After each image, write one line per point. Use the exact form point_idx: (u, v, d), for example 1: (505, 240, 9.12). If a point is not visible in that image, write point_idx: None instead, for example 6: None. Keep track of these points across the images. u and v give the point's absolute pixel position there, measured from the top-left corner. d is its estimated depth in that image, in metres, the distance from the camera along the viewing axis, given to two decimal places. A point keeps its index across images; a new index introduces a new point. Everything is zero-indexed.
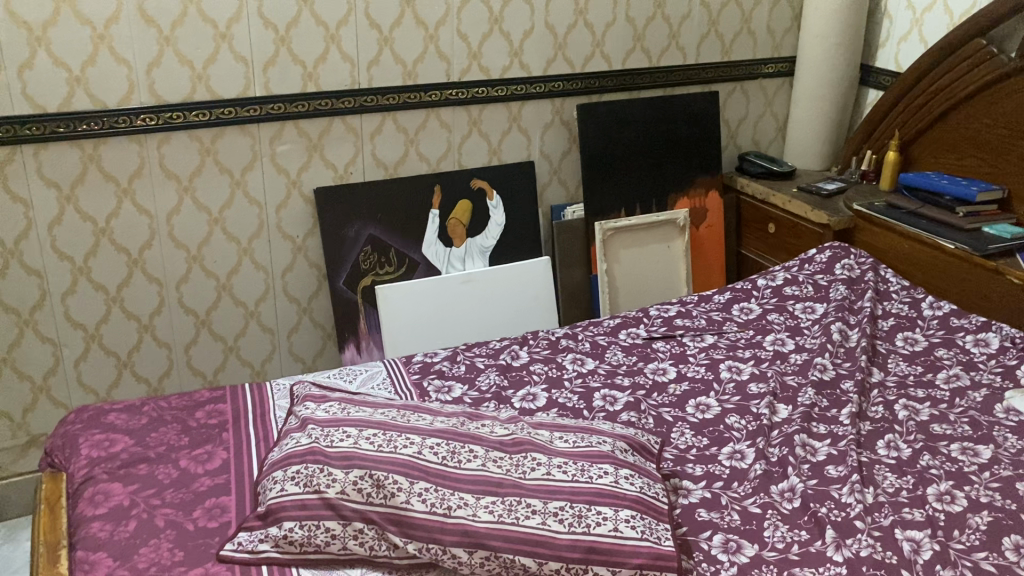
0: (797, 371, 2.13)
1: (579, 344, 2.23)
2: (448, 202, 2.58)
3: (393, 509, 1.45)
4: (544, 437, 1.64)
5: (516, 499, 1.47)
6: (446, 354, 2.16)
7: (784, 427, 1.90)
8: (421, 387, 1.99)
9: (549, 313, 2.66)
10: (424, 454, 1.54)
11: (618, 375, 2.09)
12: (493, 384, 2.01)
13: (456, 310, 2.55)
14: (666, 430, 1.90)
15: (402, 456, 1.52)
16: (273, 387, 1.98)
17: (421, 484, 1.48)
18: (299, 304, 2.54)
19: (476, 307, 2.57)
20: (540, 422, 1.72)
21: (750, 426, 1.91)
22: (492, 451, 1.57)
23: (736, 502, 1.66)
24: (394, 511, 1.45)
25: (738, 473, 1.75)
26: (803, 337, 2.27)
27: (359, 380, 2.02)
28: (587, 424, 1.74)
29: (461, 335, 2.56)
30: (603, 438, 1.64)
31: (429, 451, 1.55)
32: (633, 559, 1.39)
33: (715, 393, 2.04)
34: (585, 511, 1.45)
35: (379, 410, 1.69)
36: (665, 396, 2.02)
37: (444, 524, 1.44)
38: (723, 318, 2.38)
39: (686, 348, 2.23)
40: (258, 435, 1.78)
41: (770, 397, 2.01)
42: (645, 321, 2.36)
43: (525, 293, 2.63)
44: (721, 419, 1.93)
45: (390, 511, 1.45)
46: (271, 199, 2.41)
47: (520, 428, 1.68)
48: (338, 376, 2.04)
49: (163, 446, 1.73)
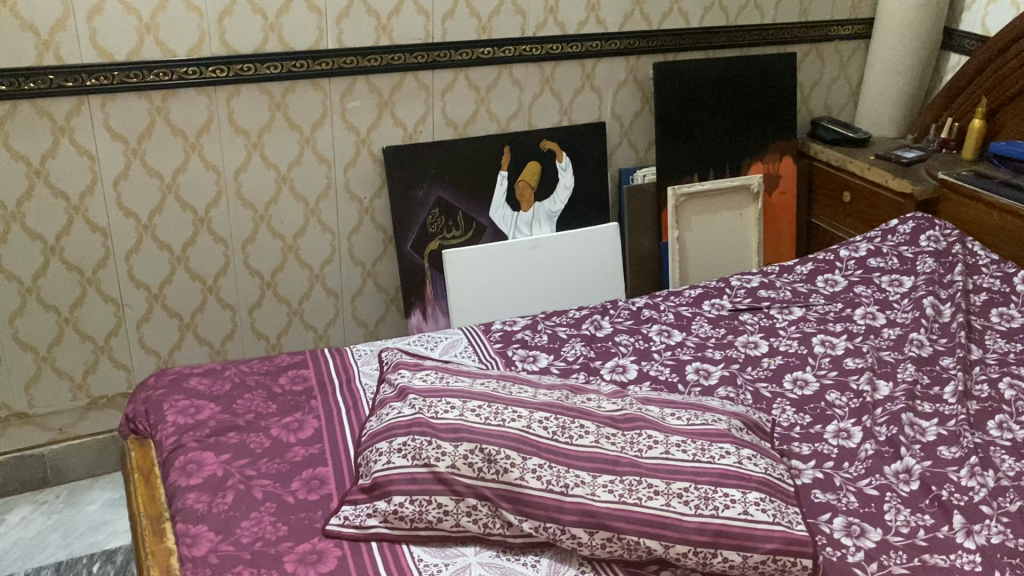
0: (892, 346, 2.05)
1: (663, 315, 2.13)
2: (518, 163, 2.49)
3: (508, 486, 1.39)
4: (656, 413, 1.56)
5: (635, 478, 1.40)
6: (527, 322, 2.06)
7: (888, 406, 1.83)
8: (507, 357, 1.90)
9: (620, 282, 2.58)
10: (534, 428, 1.47)
11: (708, 348, 2.01)
12: (580, 354, 1.93)
13: (525, 280, 2.47)
14: (766, 406, 1.83)
15: (511, 430, 1.45)
16: (354, 354, 1.91)
17: (535, 459, 1.41)
18: (364, 267, 2.47)
19: (544, 278, 2.49)
20: (646, 395, 1.63)
21: (851, 404, 1.84)
22: (604, 427, 1.50)
23: (850, 483, 1.60)
24: (509, 487, 1.39)
25: (848, 452, 1.69)
26: (893, 311, 2.18)
27: (441, 347, 1.94)
28: (693, 399, 1.65)
29: (528, 307, 2.48)
30: (716, 416, 1.56)
31: (539, 425, 1.47)
32: (766, 544, 1.32)
33: (811, 367, 1.97)
34: (712, 493, 1.37)
35: (478, 379, 1.61)
36: (760, 370, 1.96)
37: (563, 503, 1.37)
38: (809, 290, 2.29)
39: (775, 320, 2.15)
40: (347, 402, 1.71)
41: (867, 373, 1.94)
42: (728, 291, 2.27)
43: (594, 264, 2.54)
44: (822, 396, 1.87)
45: (504, 487, 1.39)
46: (340, 157, 2.32)
47: (628, 400, 1.60)
48: (419, 342, 1.96)
49: (251, 414, 1.65)
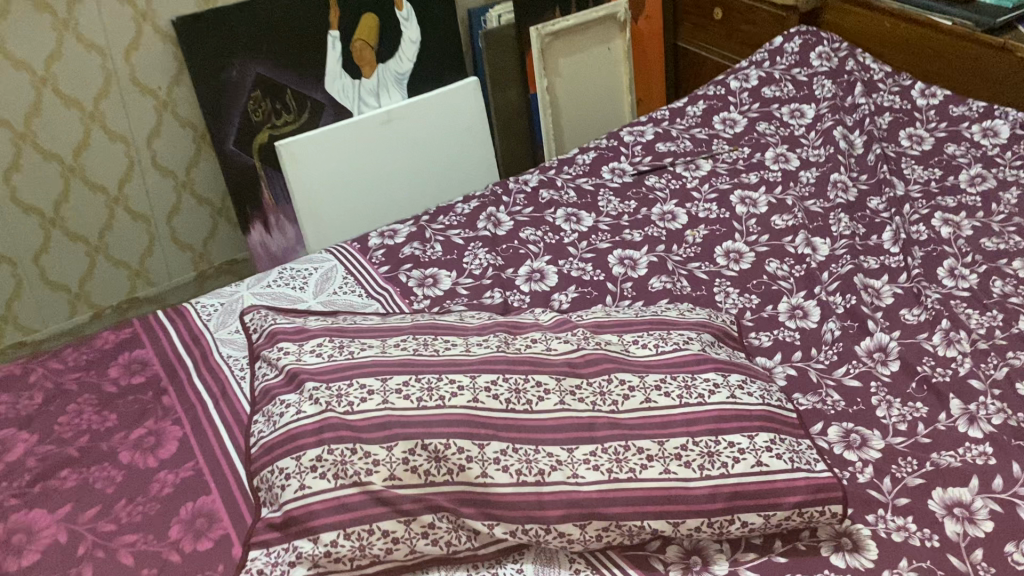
0: (815, 193, 1.83)
1: (564, 196, 1.80)
2: (350, 19, 2.00)
3: (466, 488, 1.08)
4: (618, 344, 1.27)
5: (619, 443, 1.12)
6: (410, 233, 1.69)
7: (834, 268, 1.63)
8: (400, 286, 1.54)
9: (489, 150, 2.22)
10: (482, 400, 1.14)
11: (625, 230, 1.71)
12: (487, 264, 1.59)
13: (382, 167, 2.07)
14: (708, 291, 1.58)
15: (455, 410, 1.12)
16: (202, 313, 1.48)
17: (494, 445, 1.10)
18: (176, 178, 1.99)
19: (404, 162, 2.10)
20: (596, 319, 1.33)
21: (795, 273, 1.62)
22: (564, 378, 1.19)
23: (827, 376, 1.41)
24: (472, 488, 1.08)
25: (812, 337, 1.49)
26: (803, 149, 1.96)
27: (313, 285, 1.54)
28: (647, 311, 1.37)
29: (390, 200, 2.10)
30: (686, 333, 1.29)
31: (487, 394, 1.15)
32: (790, 498, 1.10)
33: (740, 234, 1.72)
34: (715, 446, 1.12)
35: (389, 338, 1.25)
36: (687, 247, 1.68)
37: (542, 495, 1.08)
38: (709, 135, 2.02)
39: (685, 182, 1.86)
40: (213, 391, 1.31)
41: (801, 231, 1.72)
42: (624, 150, 1.96)
43: (457, 136, 2.17)
44: (762, 268, 1.63)
45: (462, 490, 1.08)
46: (116, 40, 1.80)
47: (578, 331, 1.29)
48: (282, 282, 1.55)
49: (85, 436, 1.23)
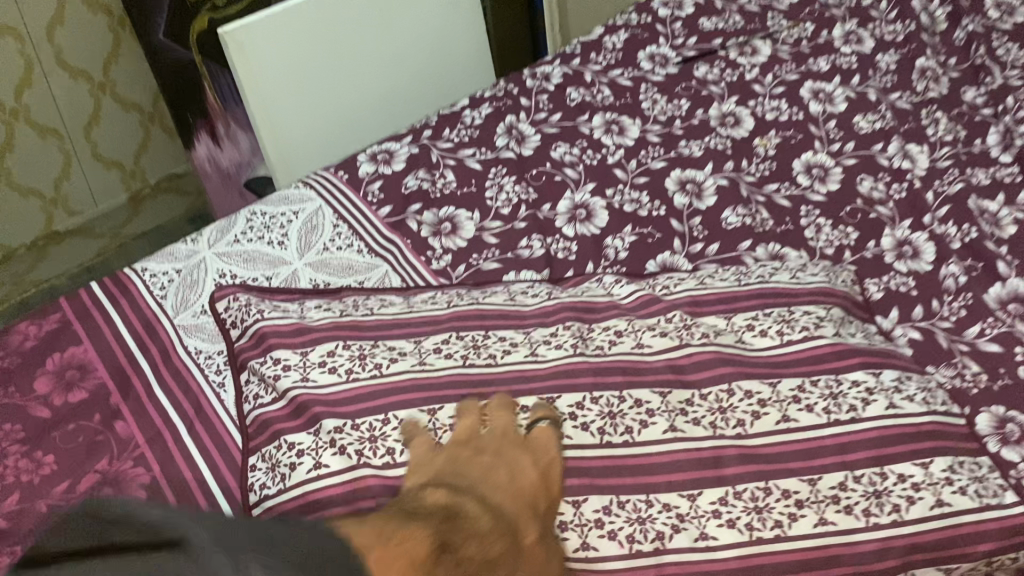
0: (899, 83, 1.50)
1: (598, 95, 1.46)
2: None
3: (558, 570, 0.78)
4: (729, 332, 0.98)
5: (757, 485, 0.84)
6: (407, 158, 1.31)
7: (939, 185, 1.33)
8: (411, 235, 1.20)
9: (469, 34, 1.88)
10: (569, 433, 0.84)
11: (680, 141, 1.37)
12: (516, 197, 1.25)
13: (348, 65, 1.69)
14: (794, 222, 1.26)
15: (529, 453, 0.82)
16: (154, 287, 1.13)
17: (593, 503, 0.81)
18: (90, 83, 1.79)
19: (378, 55, 1.72)
20: (691, 293, 1.04)
21: (896, 196, 1.32)
22: (669, 392, 0.90)
23: (959, 339, 1.13)
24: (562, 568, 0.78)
25: (930, 283, 1.20)
26: (875, 24, 1.62)
27: (295, 238, 1.19)
28: (750, 278, 1.06)
29: (354, 103, 1.73)
30: (815, 312, 0.99)
31: (575, 425, 0.85)
32: (979, 546, 0.84)
33: (820, 141, 1.39)
34: (880, 483, 0.85)
35: (425, 339, 0.93)
36: (760, 163, 1.35)
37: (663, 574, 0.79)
38: (761, 7, 1.66)
39: (742, 72, 1.51)
40: (186, 409, 0.98)
41: (892, 137, 1.40)
42: (661, 29, 1.61)
43: (436, 25, 1.80)
44: (853, 189, 1.32)
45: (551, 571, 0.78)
46: None
47: (675, 316, 0.99)
48: (254, 235, 1.19)
49: (15, 494, 0.90)
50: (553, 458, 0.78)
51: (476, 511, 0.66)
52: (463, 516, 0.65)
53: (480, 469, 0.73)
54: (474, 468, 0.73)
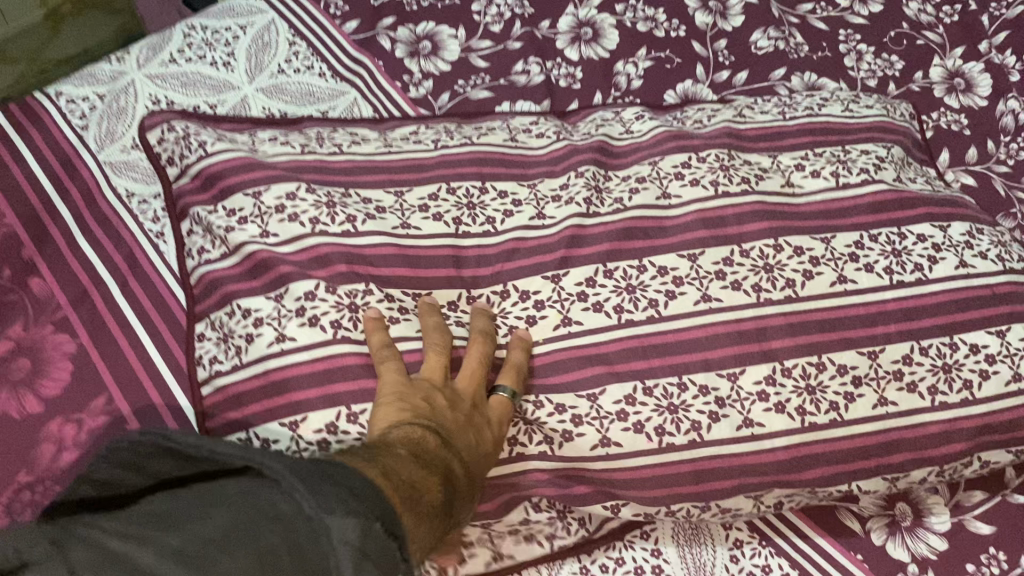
0: None
1: None
2: None
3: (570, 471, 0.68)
4: (774, 174, 0.82)
5: (814, 357, 0.70)
6: None
7: (996, 6, 1.15)
8: (383, 56, 1.00)
9: None
10: (582, 313, 0.71)
11: None
12: (510, 11, 1.05)
13: None
14: (832, 49, 1.08)
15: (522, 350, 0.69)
16: (71, 115, 0.92)
17: (614, 393, 0.68)
18: None
19: None
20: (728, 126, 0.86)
21: (946, 19, 1.14)
22: (702, 253, 0.74)
23: (1018, 185, 0.99)
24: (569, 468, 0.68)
25: (984, 121, 1.04)
26: None
27: (244, 57, 0.99)
28: (799, 110, 0.89)
29: None
30: (875, 151, 0.84)
31: (585, 307, 0.71)
32: None
33: None
34: (950, 355, 0.72)
35: (407, 193, 0.77)
36: None
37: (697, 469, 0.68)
38: None
39: None
40: (116, 262, 0.82)
41: None
42: None
43: None
44: (899, 10, 1.14)
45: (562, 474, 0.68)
46: None
47: (711, 153, 0.81)
48: (194, 54, 0.98)
49: None
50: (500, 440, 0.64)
51: (462, 490, 0.56)
52: (457, 499, 0.55)
53: (465, 419, 0.61)
54: (465, 416, 0.61)
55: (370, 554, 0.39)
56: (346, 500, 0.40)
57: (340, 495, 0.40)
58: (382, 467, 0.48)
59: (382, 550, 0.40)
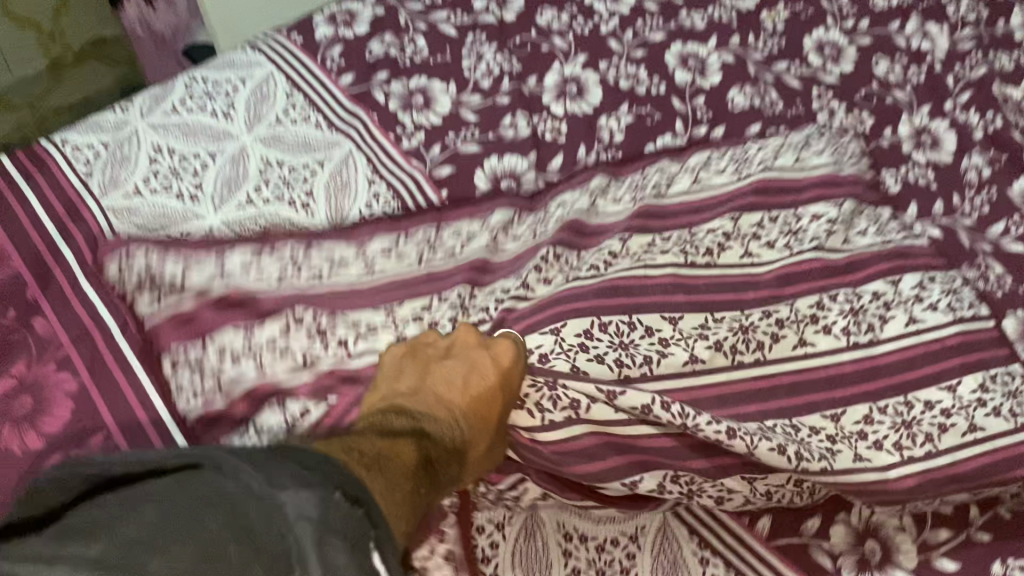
0: None
1: None
2: None
3: (595, 433, 0.80)
4: (737, 242, 0.93)
5: (783, 422, 0.81)
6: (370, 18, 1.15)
7: (960, 69, 1.21)
8: (374, 107, 1.04)
9: None
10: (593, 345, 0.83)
11: (681, 12, 1.21)
12: (497, 68, 1.10)
13: None
14: (805, 107, 1.14)
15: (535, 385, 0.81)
16: (75, 161, 0.97)
17: (636, 398, 0.78)
18: None
19: None
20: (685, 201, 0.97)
21: (914, 80, 1.20)
22: (682, 318, 0.86)
23: (982, 237, 1.04)
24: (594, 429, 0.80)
25: (950, 176, 1.09)
26: None
27: (242, 109, 1.03)
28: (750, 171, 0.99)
29: None
30: (826, 214, 0.94)
31: (588, 358, 0.82)
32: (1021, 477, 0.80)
33: (833, 17, 1.25)
34: (908, 411, 0.83)
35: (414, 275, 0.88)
36: (768, 39, 1.21)
37: (721, 484, 0.81)
38: None
39: None
40: (116, 302, 0.85)
41: (911, 14, 1.27)
42: None
43: None
44: (868, 71, 1.20)
45: (589, 438, 0.80)
46: None
47: (675, 234, 0.93)
48: (195, 106, 1.03)
49: None
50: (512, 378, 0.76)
51: (442, 449, 0.66)
52: (435, 459, 0.65)
53: (442, 391, 0.72)
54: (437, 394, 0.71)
55: (325, 527, 0.43)
56: (292, 482, 0.46)
57: (282, 481, 0.46)
58: (346, 441, 0.59)
59: (340, 521, 0.45)
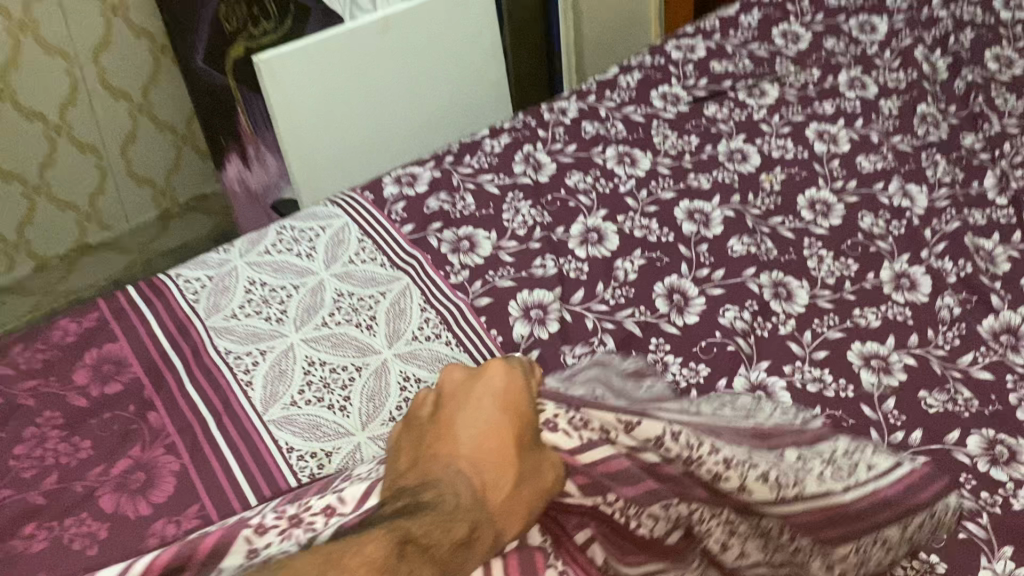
0: (901, 128, 1.57)
1: (612, 129, 1.52)
2: None
3: (627, 457, 0.85)
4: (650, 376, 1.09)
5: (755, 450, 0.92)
6: (430, 179, 1.39)
7: (937, 224, 1.39)
8: (430, 251, 1.26)
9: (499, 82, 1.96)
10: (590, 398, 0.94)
11: (689, 175, 1.43)
12: (532, 220, 1.32)
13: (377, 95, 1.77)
14: (797, 255, 1.32)
15: (567, 415, 0.88)
16: (185, 290, 1.19)
17: (650, 428, 0.87)
18: (130, 100, 1.88)
19: (407, 89, 1.81)
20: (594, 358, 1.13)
21: (895, 233, 1.38)
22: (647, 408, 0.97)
23: (953, 366, 1.18)
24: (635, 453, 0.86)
25: (926, 314, 1.25)
26: (879, 72, 1.68)
27: (322, 251, 1.25)
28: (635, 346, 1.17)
29: (383, 131, 1.82)
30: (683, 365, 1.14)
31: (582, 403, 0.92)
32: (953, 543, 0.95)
33: (824, 179, 1.46)
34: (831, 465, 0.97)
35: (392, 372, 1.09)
36: (766, 198, 1.42)
37: (727, 514, 0.86)
38: (770, 51, 1.74)
39: (751, 111, 1.58)
40: (213, 402, 1.04)
41: (894, 178, 1.47)
42: (674, 70, 1.68)
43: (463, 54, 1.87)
44: (855, 224, 1.38)
45: (623, 461, 0.85)
46: None
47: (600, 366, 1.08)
48: (283, 248, 1.25)
49: (52, 476, 0.95)
50: (497, 396, 0.81)
51: (456, 491, 0.71)
52: (448, 501, 0.69)
53: (440, 439, 0.77)
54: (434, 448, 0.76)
55: None
56: None
57: None
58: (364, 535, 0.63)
59: None
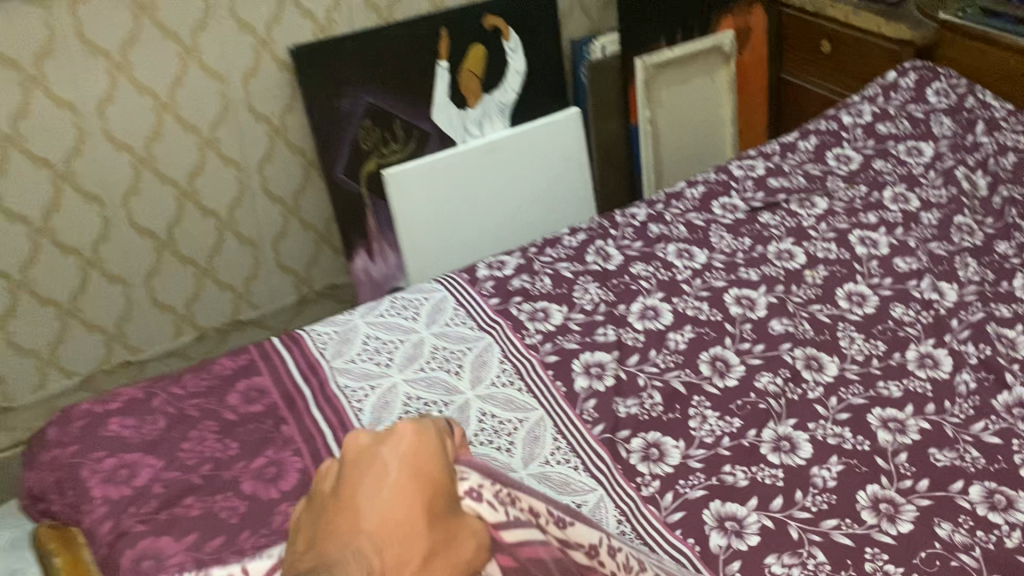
0: (939, 235, 1.76)
1: (674, 230, 1.78)
2: (458, 49, 2.16)
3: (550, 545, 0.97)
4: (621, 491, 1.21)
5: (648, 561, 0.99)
6: (518, 265, 1.67)
7: (964, 315, 1.56)
8: (511, 318, 1.53)
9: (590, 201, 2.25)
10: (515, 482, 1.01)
11: (739, 268, 1.67)
12: (599, 300, 1.57)
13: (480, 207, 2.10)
14: (831, 336, 1.52)
15: (494, 488, 0.98)
16: (316, 340, 1.49)
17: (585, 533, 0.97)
18: (283, 205, 2.19)
19: (506, 202, 2.13)
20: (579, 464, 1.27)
21: (923, 320, 1.55)
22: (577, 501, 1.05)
23: (965, 431, 1.33)
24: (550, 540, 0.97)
25: (944, 388, 1.41)
26: (923, 189, 1.88)
27: (425, 315, 1.54)
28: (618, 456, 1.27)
29: (485, 238, 2.13)
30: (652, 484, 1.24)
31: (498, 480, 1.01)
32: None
33: (862, 276, 1.66)
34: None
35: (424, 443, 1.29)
36: (806, 289, 1.63)
37: None
38: (823, 172, 1.98)
39: (800, 219, 1.82)
40: (331, 420, 1.31)
41: (926, 276, 1.65)
42: (734, 185, 1.94)
43: (557, 175, 2.18)
44: (886, 312, 1.57)
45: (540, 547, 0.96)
46: (235, 67, 2.00)
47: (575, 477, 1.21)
48: (394, 312, 1.55)
49: (208, 465, 1.24)
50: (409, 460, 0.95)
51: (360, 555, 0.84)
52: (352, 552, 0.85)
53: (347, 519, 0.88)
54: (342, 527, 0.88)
55: None
56: None
57: None
58: None
59: None
